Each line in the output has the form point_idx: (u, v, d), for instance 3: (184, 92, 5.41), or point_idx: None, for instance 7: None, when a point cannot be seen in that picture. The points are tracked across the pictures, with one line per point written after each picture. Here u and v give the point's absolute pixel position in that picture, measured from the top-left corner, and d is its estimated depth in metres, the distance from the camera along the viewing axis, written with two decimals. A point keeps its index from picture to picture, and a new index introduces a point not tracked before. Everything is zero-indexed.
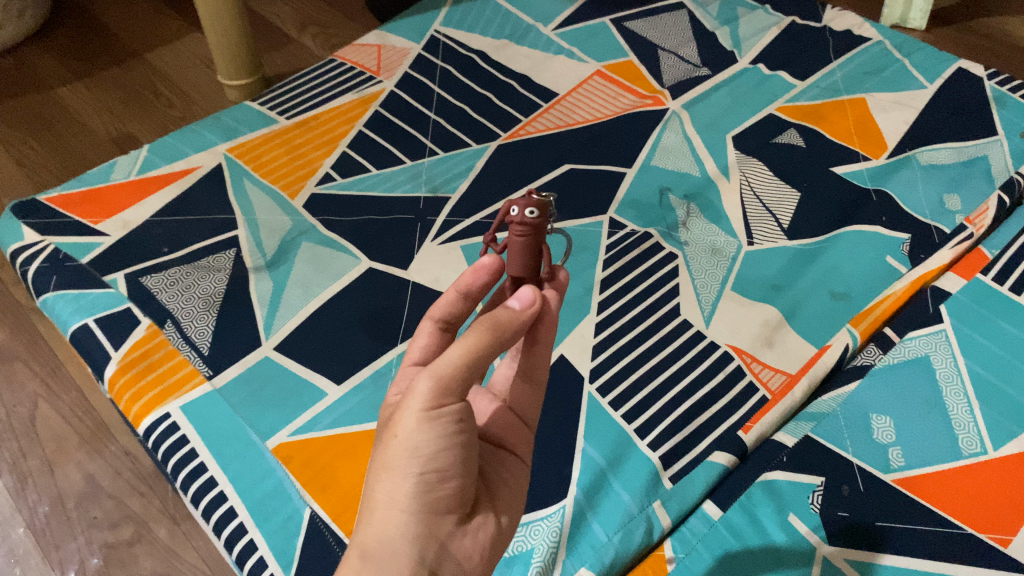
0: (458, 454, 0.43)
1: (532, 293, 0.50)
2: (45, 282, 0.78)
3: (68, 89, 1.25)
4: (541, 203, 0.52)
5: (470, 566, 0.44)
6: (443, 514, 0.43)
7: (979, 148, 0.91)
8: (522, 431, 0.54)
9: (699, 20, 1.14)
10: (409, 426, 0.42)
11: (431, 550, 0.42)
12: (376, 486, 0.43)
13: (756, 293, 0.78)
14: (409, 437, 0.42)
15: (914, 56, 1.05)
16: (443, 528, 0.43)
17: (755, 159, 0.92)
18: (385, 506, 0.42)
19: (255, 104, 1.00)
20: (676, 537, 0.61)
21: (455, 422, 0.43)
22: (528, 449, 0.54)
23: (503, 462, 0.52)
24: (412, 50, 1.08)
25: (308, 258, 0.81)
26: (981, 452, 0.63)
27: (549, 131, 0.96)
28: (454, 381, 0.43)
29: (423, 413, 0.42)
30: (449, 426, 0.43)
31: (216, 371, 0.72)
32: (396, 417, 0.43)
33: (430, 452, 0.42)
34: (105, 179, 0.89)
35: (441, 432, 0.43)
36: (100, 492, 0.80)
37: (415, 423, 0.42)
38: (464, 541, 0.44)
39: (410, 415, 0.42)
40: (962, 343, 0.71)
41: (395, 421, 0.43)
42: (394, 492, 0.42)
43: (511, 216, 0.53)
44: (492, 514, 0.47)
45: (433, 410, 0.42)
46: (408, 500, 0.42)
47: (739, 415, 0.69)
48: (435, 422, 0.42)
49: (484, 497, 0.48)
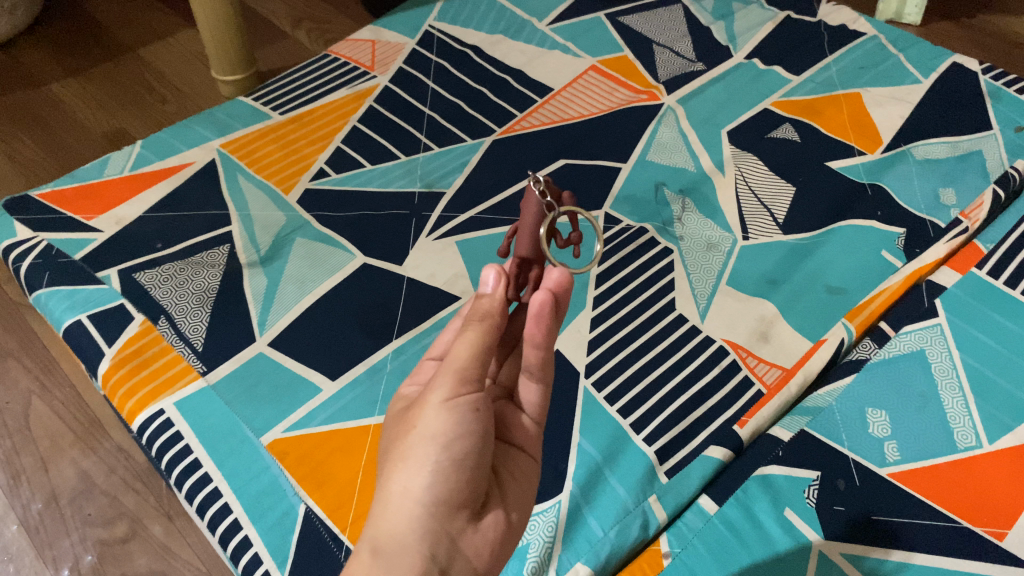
0: (474, 443, 0.44)
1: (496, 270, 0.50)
2: (38, 278, 0.78)
3: (61, 85, 1.24)
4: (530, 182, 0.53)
5: (479, 564, 0.44)
6: (455, 510, 0.43)
7: (974, 143, 0.91)
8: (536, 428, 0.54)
9: (694, 15, 1.13)
10: (428, 416, 0.44)
11: (443, 546, 0.42)
12: (390, 480, 0.43)
13: (752, 288, 0.78)
14: (426, 426, 0.44)
15: (909, 51, 1.05)
16: (454, 523, 0.43)
17: (750, 154, 0.92)
18: (399, 497, 0.42)
19: (248, 99, 0.99)
20: (672, 532, 0.60)
21: (473, 410, 0.44)
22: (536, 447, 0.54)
23: (514, 462, 0.51)
24: (406, 45, 1.08)
25: (302, 254, 0.81)
26: (976, 446, 0.63)
27: (543, 126, 0.96)
28: (470, 371, 0.45)
29: (443, 401, 0.44)
30: (466, 414, 0.44)
31: (210, 367, 0.71)
32: (416, 412, 0.45)
33: (447, 438, 0.43)
34: (98, 175, 0.89)
35: (459, 418, 0.44)
36: (94, 489, 0.80)
37: (435, 411, 0.44)
38: (474, 538, 0.44)
39: (430, 407, 0.44)
40: (957, 337, 0.71)
41: (414, 415, 0.45)
42: (408, 483, 0.42)
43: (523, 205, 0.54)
44: (502, 511, 0.47)
45: (452, 399, 0.44)
46: (423, 492, 0.42)
47: (735, 410, 0.69)
48: (454, 410, 0.44)
49: (496, 495, 0.48)
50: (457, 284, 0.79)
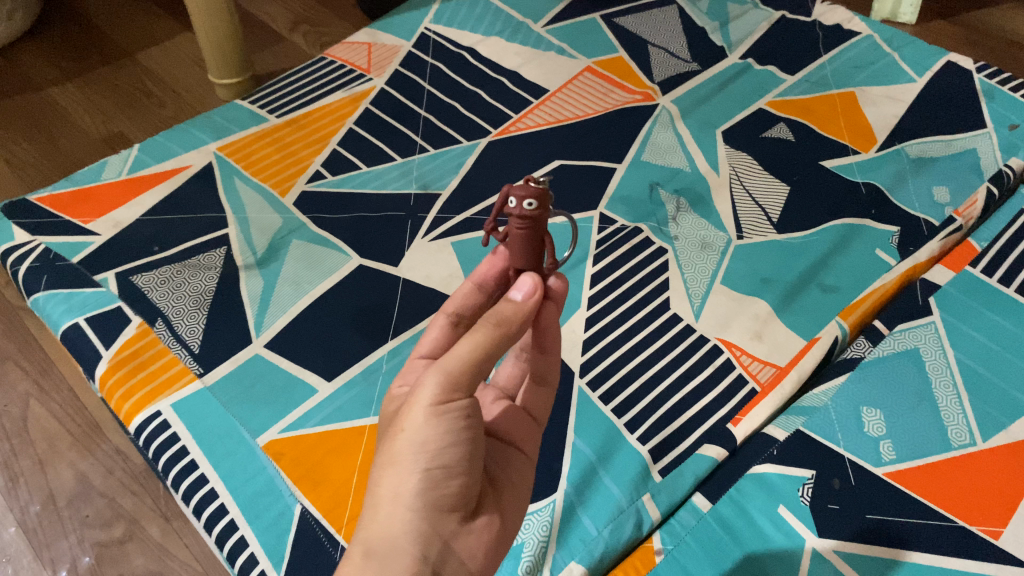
0: (463, 452, 0.43)
1: (532, 282, 0.49)
2: (36, 282, 0.78)
3: (60, 89, 1.25)
4: (540, 193, 0.47)
5: (473, 565, 0.44)
6: (447, 512, 0.43)
7: (967, 141, 0.92)
8: (531, 427, 0.55)
9: (689, 16, 1.14)
10: (417, 420, 0.43)
11: (434, 547, 0.42)
12: (381, 481, 0.43)
13: (746, 286, 0.78)
14: (415, 431, 0.43)
15: (904, 50, 1.05)
16: (446, 527, 0.43)
17: (744, 153, 0.93)
18: (388, 502, 0.42)
19: (245, 103, 0.99)
20: (665, 529, 0.61)
21: (462, 417, 0.44)
22: (533, 447, 0.55)
23: (510, 460, 0.52)
24: (402, 48, 1.08)
25: (298, 256, 0.81)
26: (970, 444, 0.64)
27: (539, 127, 0.96)
28: (464, 375, 0.44)
29: (430, 407, 0.43)
30: (456, 421, 0.44)
31: (207, 369, 0.72)
32: (404, 412, 0.44)
33: (434, 449, 0.42)
34: (96, 178, 0.89)
35: (447, 425, 0.43)
36: (91, 491, 0.80)
37: (423, 416, 0.43)
38: (468, 540, 0.44)
39: (419, 410, 0.43)
40: (951, 335, 0.71)
41: (402, 415, 0.44)
42: (397, 488, 0.42)
43: (509, 209, 0.48)
44: (496, 514, 0.47)
45: (442, 404, 0.43)
46: (413, 496, 0.42)
47: (729, 407, 0.69)
48: (443, 416, 0.43)
49: (490, 497, 0.48)
50: (452, 285, 0.79)
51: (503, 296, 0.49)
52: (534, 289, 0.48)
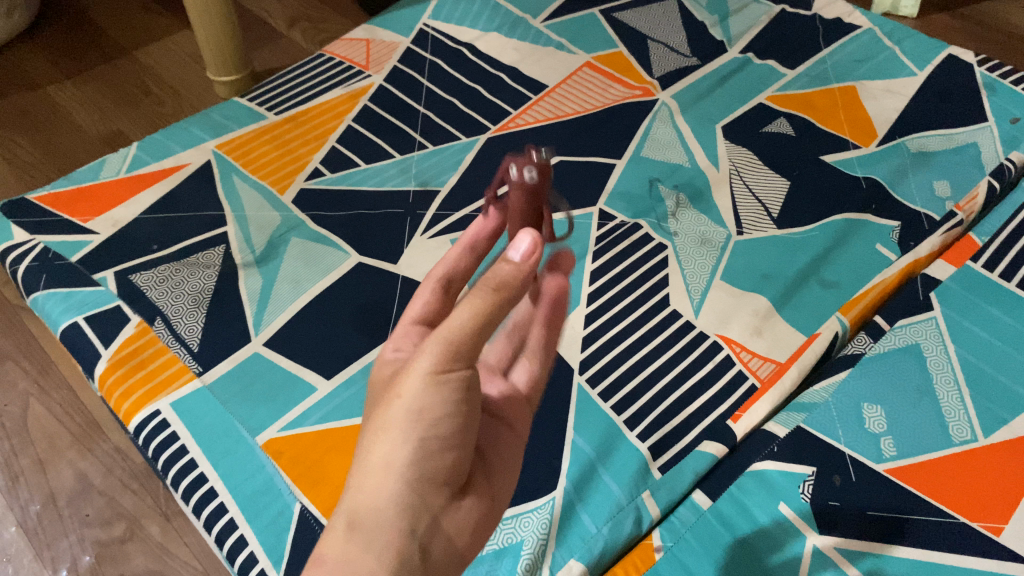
0: (459, 424, 0.41)
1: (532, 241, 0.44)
2: (35, 281, 0.78)
3: (58, 88, 1.25)
4: (542, 164, 0.50)
5: (459, 544, 0.42)
6: (437, 486, 0.40)
7: (968, 135, 0.91)
8: (523, 404, 0.53)
9: (689, 11, 1.13)
10: (414, 386, 0.40)
11: (422, 523, 0.40)
12: (371, 449, 0.40)
13: (745, 282, 0.78)
14: (409, 399, 0.40)
15: (904, 44, 1.04)
16: (436, 501, 0.40)
17: (744, 148, 0.92)
18: (377, 472, 0.39)
19: (243, 100, 0.99)
20: (665, 526, 0.61)
21: (461, 386, 0.41)
22: (525, 424, 0.53)
23: (501, 438, 0.50)
24: (400, 44, 1.08)
25: (297, 254, 0.81)
26: (972, 440, 0.63)
27: (538, 123, 0.96)
28: (464, 345, 0.41)
29: (429, 373, 0.40)
30: (453, 392, 0.41)
31: (206, 367, 0.72)
32: (399, 378, 0.41)
33: (431, 418, 0.40)
34: (95, 177, 0.89)
35: (446, 396, 0.40)
36: (91, 490, 0.80)
37: (419, 383, 0.40)
38: (456, 518, 0.42)
39: (416, 376, 0.40)
40: (952, 330, 0.71)
41: (398, 382, 0.41)
42: (389, 457, 0.39)
43: (510, 178, 0.50)
44: (485, 494, 0.45)
45: (440, 372, 0.40)
46: (405, 467, 0.39)
47: (729, 404, 0.69)
48: (440, 384, 0.40)
49: (479, 476, 0.46)
50: None
51: (500, 256, 0.44)
52: (533, 250, 0.44)
